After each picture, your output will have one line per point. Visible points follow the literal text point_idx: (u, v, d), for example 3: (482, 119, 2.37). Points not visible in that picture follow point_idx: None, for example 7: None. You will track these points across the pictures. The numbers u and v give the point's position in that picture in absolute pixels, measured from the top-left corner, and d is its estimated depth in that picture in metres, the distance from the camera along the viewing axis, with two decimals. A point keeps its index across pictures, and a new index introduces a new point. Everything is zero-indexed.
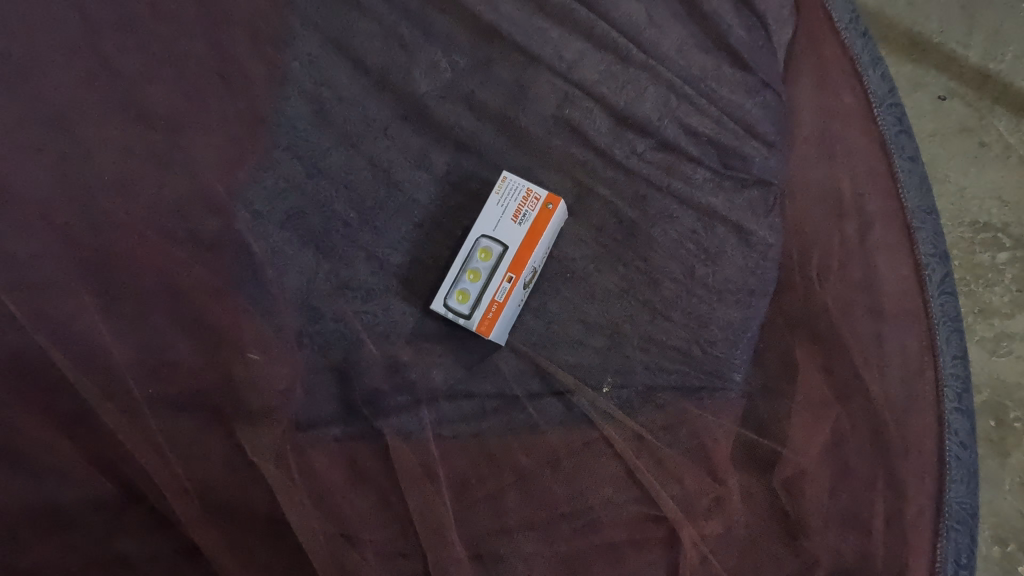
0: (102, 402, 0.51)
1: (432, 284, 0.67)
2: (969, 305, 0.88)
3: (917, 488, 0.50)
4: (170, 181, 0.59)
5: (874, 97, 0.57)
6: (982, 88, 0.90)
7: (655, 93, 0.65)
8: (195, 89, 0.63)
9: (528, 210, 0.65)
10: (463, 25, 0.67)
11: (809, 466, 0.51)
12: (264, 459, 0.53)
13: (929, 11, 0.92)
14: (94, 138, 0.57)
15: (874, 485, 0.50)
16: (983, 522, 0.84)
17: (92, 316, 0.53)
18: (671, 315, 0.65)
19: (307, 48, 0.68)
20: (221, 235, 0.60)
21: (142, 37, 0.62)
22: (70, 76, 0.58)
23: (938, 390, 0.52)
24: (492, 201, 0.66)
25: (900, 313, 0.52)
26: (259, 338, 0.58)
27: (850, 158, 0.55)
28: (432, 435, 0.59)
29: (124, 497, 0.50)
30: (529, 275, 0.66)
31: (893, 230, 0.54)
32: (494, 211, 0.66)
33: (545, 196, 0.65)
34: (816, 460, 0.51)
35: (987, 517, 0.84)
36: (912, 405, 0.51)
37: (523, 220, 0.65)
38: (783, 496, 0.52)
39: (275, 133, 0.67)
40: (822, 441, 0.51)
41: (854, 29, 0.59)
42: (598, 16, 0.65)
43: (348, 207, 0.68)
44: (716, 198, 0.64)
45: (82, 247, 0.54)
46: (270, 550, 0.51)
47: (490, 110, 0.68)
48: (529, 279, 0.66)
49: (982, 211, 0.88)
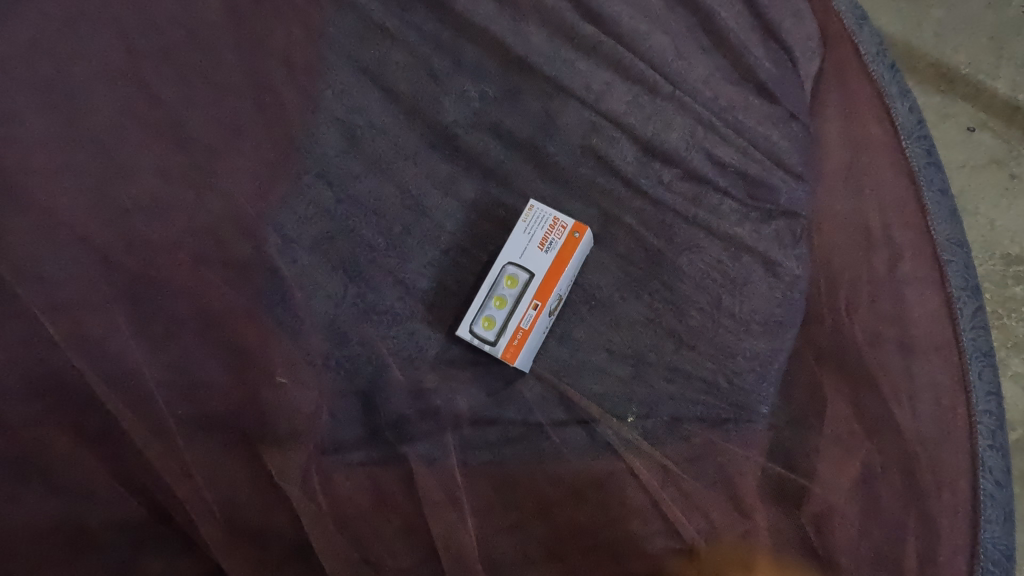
0: (134, 423, 0.52)
1: (447, 305, 0.67)
2: (1001, 339, 0.86)
3: (949, 525, 0.50)
4: (204, 204, 0.60)
5: (903, 130, 0.59)
6: (1012, 120, 0.90)
7: (682, 124, 0.66)
8: (231, 116, 0.64)
9: (554, 237, 0.64)
10: (493, 55, 0.68)
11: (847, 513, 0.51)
12: (291, 483, 0.53)
13: (956, 42, 0.92)
14: (133, 164, 0.59)
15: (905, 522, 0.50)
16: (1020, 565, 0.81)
17: (128, 335, 0.54)
18: (698, 346, 0.64)
19: (338, 76, 0.69)
20: (252, 259, 0.61)
21: (182, 65, 0.63)
22: (109, 102, 0.60)
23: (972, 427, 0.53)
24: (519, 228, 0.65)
25: (922, 346, 0.54)
26: (288, 359, 0.59)
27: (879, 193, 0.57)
28: (456, 464, 0.58)
29: (152, 519, 0.51)
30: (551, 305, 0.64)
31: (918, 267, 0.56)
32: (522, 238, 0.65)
33: (571, 222, 0.65)
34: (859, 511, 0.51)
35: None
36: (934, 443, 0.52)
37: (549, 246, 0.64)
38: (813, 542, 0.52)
39: (306, 159, 0.68)
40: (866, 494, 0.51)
41: (883, 60, 0.62)
42: (626, 48, 0.66)
43: (376, 232, 0.67)
44: (742, 229, 0.64)
45: (117, 269, 0.55)
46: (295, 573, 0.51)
47: (517, 138, 0.68)
48: (553, 309, 0.64)
49: (1014, 243, 0.88)
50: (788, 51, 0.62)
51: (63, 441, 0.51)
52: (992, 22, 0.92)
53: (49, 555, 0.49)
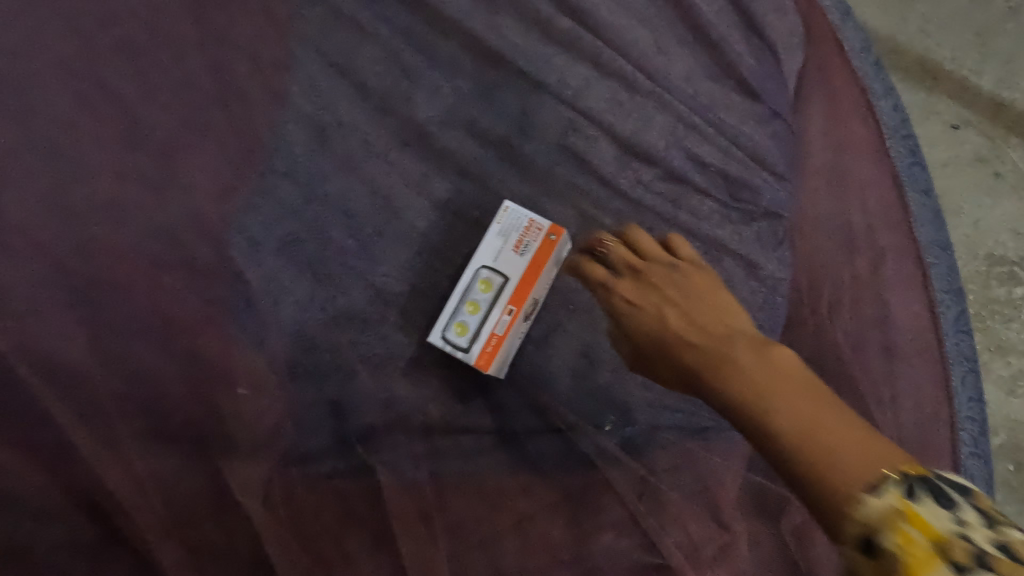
0: (87, 439, 0.50)
1: (420, 308, 0.64)
2: (986, 342, 0.85)
3: None
4: (164, 205, 0.57)
5: (887, 128, 0.65)
6: (996, 118, 0.89)
7: (662, 122, 0.64)
8: (193, 112, 0.60)
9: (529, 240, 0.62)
10: (469, 51, 0.66)
11: (747, 371, 0.52)
12: (252, 501, 0.51)
13: (941, 37, 0.91)
14: (85, 163, 0.55)
15: None
16: None
17: (81, 346, 0.52)
18: None
19: (307, 71, 0.66)
20: (215, 266, 0.58)
21: (139, 57, 0.60)
22: (61, 96, 0.56)
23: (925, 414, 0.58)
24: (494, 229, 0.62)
25: (878, 349, 0.59)
26: (252, 369, 0.56)
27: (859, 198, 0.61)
28: (427, 478, 0.56)
29: (107, 541, 0.48)
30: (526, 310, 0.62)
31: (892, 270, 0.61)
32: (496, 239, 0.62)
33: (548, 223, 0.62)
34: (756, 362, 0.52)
35: None
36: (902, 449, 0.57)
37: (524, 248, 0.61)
38: (711, 324, 0.58)
39: (274, 158, 0.64)
40: (732, 317, 0.58)
41: (865, 59, 0.68)
42: (605, 43, 0.65)
43: (345, 234, 0.64)
44: (722, 231, 0.64)
45: (69, 275, 0.53)
46: None
47: (492, 136, 0.66)
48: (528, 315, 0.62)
49: (999, 244, 0.87)
50: (771, 48, 0.63)
51: (13, 459, 0.48)
52: (977, 19, 0.91)
53: None
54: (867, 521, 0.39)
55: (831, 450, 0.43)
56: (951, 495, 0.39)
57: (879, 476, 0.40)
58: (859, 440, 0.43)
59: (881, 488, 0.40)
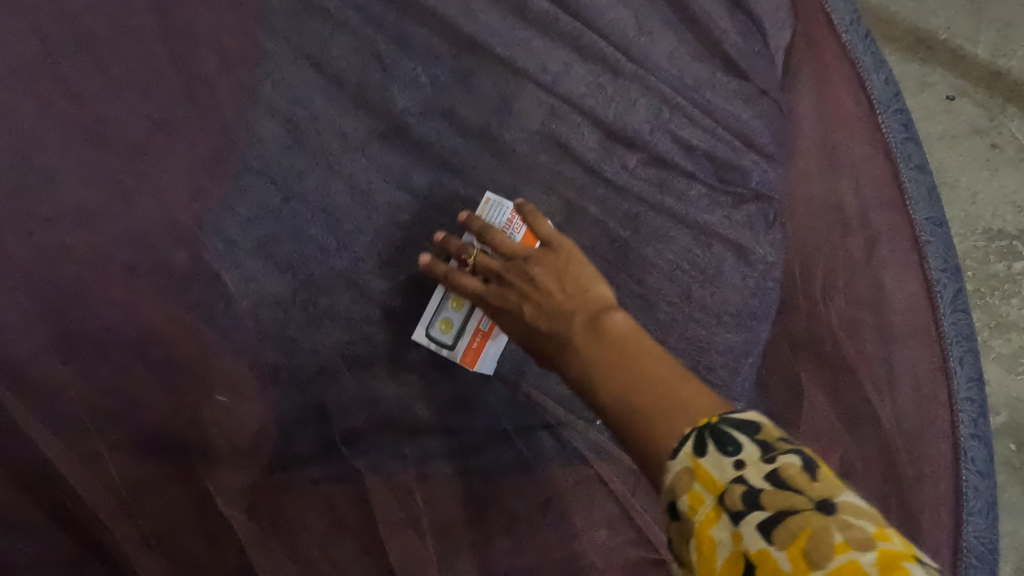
0: (60, 453, 0.49)
1: (405, 305, 0.61)
2: (985, 318, 0.85)
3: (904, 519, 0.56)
4: (134, 209, 0.55)
5: (878, 103, 0.62)
6: (992, 87, 0.88)
7: (646, 105, 0.62)
8: (159, 109, 0.57)
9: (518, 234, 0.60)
10: (443, 35, 0.61)
11: (582, 353, 0.45)
12: (234, 509, 0.52)
13: (935, 6, 0.89)
14: (50, 168, 0.54)
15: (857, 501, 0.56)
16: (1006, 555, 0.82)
17: (52, 357, 0.51)
18: (670, 341, 0.60)
19: (277, 65, 0.60)
20: (191, 268, 0.56)
21: (95, 50, 0.56)
22: (19, 96, 0.54)
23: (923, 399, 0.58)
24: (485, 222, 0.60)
25: (870, 333, 0.59)
26: (232, 373, 0.55)
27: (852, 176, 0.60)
28: (415, 477, 0.56)
29: (84, 554, 0.49)
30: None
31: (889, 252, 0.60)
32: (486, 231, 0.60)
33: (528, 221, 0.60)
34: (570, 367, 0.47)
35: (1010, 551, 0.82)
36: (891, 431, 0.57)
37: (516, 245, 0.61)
38: (554, 289, 0.49)
39: (247, 155, 0.59)
40: (571, 274, 0.50)
41: (855, 30, 0.65)
42: (585, 23, 0.62)
43: (326, 232, 0.61)
44: (711, 216, 0.63)
45: (38, 284, 0.52)
46: None
47: (471, 126, 0.62)
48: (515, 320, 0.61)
49: (996, 218, 0.86)
50: (758, 25, 0.63)
51: None
52: None
53: None
54: (669, 488, 0.34)
55: (665, 425, 0.37)
56: (736, 438, 0.33)
57: (681, 437, 0.35)
58: (665, 404, 0.38)
59: (679, 449, 0.34)
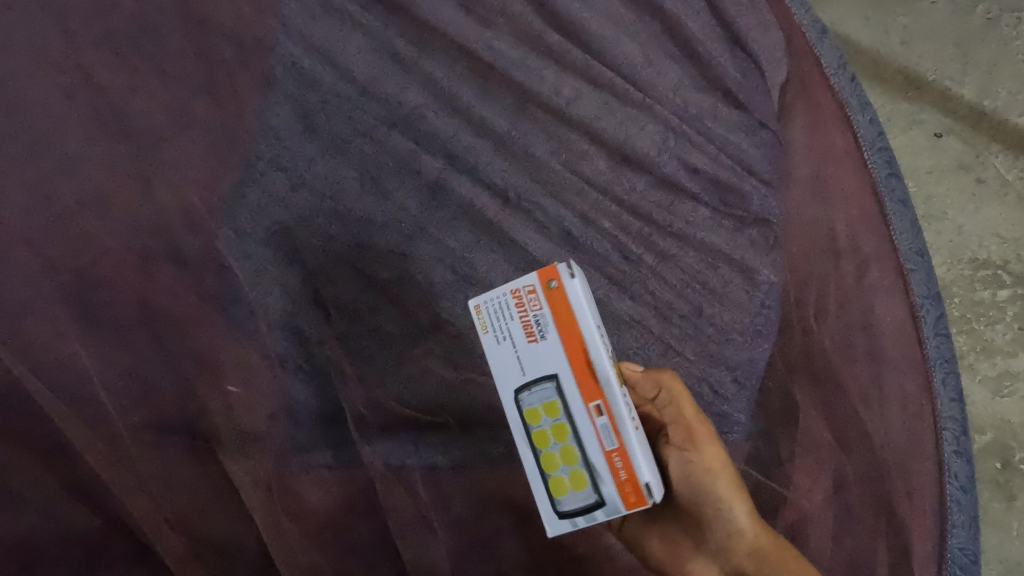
0: (82, 433, 0.51)
1: (406, 300, 0.62)
2: (971, 343, 0.91)
3: (896, 531, 0.58)
4: (152, 199, 0.57)
5: (864, 141, 0.67)
6: (978, 126, 0.95)
7: (653, 131, 0.64)
8: (182, 103, 0.60)
9: (606, 427, 0.44)
10: (456, 58, 0.64)
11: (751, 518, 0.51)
12: (248, 490, 0.53)
13: (923, 49, 0.97)
14: (73, 158, 0.56)
15: (856, 516, 0.58)
16: (990, 567, 0.86)
17: (75, 341, 0.53)
18: (686, 349, 0.62)
19: (290, 50, 0.63)
20: (204, 257, 0.58)
21: (123, 50, 0.59)
22: (49, 90, 0.57)
23: (913, 413, 0.61)
24: (553, 527, 0.47)
25: (863, 354, 0.61)
26: (240, 362, 0.57)
27: (840, 205, 0.63)
28: (423, 471, 0.58)
29: (103, 529, 0.50)
30: (541, 325, 0.45)
31: (887, 271, 0.63)
32: (576, 483, 0.45)
33: (618, 442, 0.44)
34: (726, 487, 0.50)
35: (994, 563, 0.86)
36: (880, 445, 0.59)
37: (583, 421, 0.44)
38: None
39: (260, 143, 0.62)
40: None
41: (842, 75, 0.69)
42: (592, 54, 0.64)
43: (332, 219, 0.62)
44: (717, 237, 0.63)
45: (59, 270, 0.54)
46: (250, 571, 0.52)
47: (487, 125, 0.64)
48: (552, 286, 0.44)
49: (982, 249, 0.92)
50: (754, 60, 0.64)
51: (8, 450, 0.50)
52: (956, 30, 0.97)
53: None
54: None
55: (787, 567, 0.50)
56: None
57: None
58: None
59: None
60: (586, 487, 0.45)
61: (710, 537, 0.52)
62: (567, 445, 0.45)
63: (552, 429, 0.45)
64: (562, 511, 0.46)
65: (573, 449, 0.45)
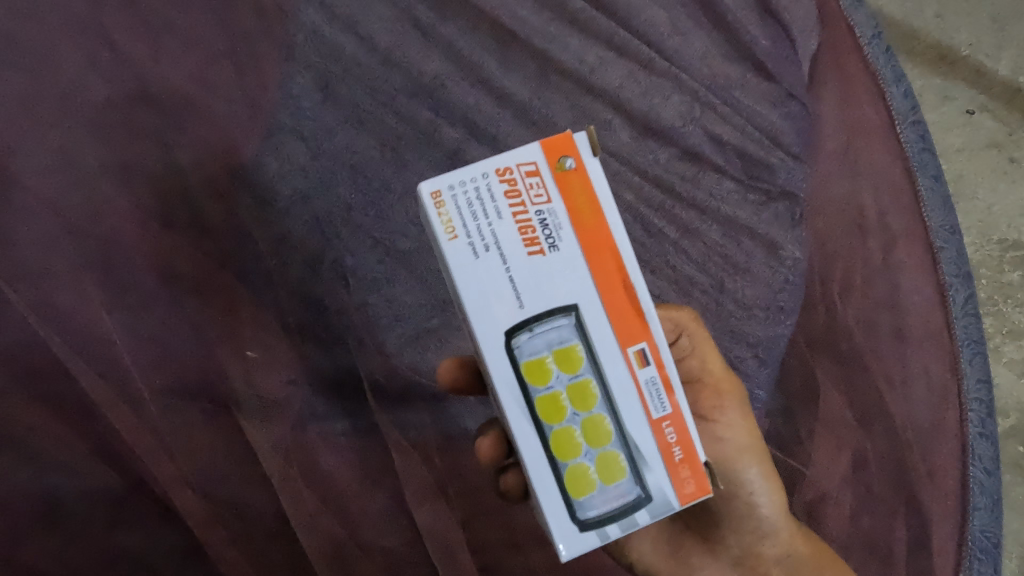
0: (107, 395, 0.52)
1: (421, 269, 0.61)
2: (997, 326, 0.90)
3: (914, 511, 0.58)
4: (174, 167, 0.58)
5: (897, 115, 0.64)
6: (1012, 103, 0.93)
7: (679, 101, 0.63)
8: (202, 70, 0.60)
9: (653, 386, 0.39)
10: (479, 26, 0.63)
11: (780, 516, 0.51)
12: (267, 457, 0.54)
13: (959, 23, 0.94)
14: (97, 126, 0.57)
15: (874, 496, 0.58)
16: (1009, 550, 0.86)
17: (97, 305, 0.54)
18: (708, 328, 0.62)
19: (310, 17, 0.62)
20: (227, 224, 0.58)
21: (145, 17, 0.59)
22: (74, 57, 0.57)
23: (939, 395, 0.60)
24: (568, 540, 0.39)
25: (892, 334, 0.59)
26: (260, 329, 0.57)
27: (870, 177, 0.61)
28: (441, 440, 0.59)
29: (127, 490, 0.51)
30: (548, 230, 0.38)
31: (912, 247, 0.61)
32: (605, 472, 0.39)
33: (669, 406, 0.39)
34: (760, 476, 0.50)
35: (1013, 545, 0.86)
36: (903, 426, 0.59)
37: (618, 378, 0.39)
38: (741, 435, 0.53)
39: (280, 112, 0.62)
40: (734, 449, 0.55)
41: (876, 44, 0.66)
42: (619, 23, 0.63)
43: (353, 190, 0.62)
44: (740, 211, 0.62)
45: (82, 235, 0.54)
46: (268, 538, 0.53)
47: (509, 94, 0.63)
48: (566, 169, 0.38)
49: (1012, 229, 0.91)
50: (786, 28, 0.62)
51: (37, 412, 0.51)
52: (993, 3, 0.94)
53: (26, 526, 0.50)
54: None
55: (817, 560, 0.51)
56: None
57: None
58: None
59: None
60: (620, 474, 0.39)
61: (732, 541, 0.52)
62: (594, 415, 0.39)
63: (570, 393, 0.38)
64: (583, 518, 0.39)
65: (603, 420, 0.39)
